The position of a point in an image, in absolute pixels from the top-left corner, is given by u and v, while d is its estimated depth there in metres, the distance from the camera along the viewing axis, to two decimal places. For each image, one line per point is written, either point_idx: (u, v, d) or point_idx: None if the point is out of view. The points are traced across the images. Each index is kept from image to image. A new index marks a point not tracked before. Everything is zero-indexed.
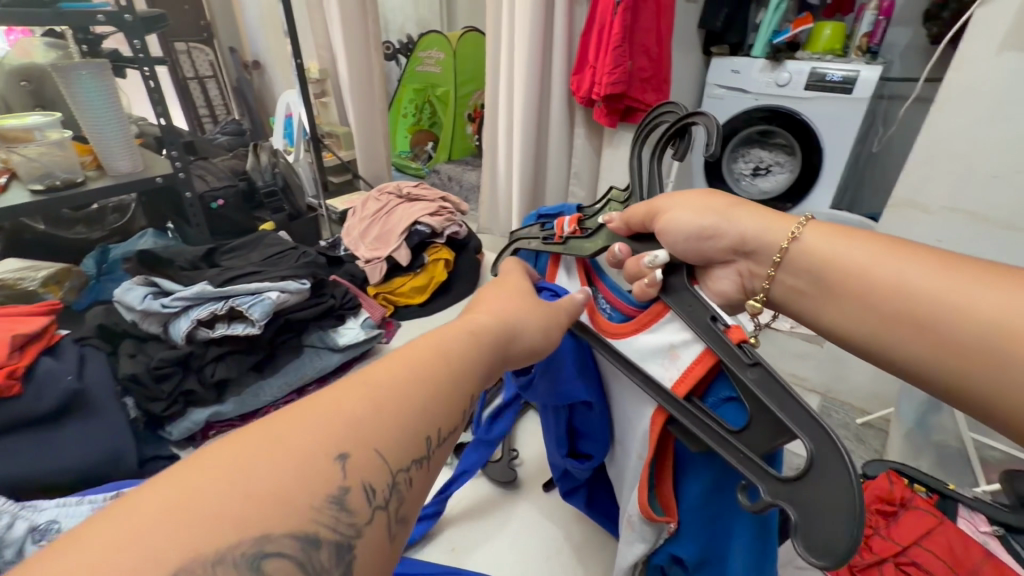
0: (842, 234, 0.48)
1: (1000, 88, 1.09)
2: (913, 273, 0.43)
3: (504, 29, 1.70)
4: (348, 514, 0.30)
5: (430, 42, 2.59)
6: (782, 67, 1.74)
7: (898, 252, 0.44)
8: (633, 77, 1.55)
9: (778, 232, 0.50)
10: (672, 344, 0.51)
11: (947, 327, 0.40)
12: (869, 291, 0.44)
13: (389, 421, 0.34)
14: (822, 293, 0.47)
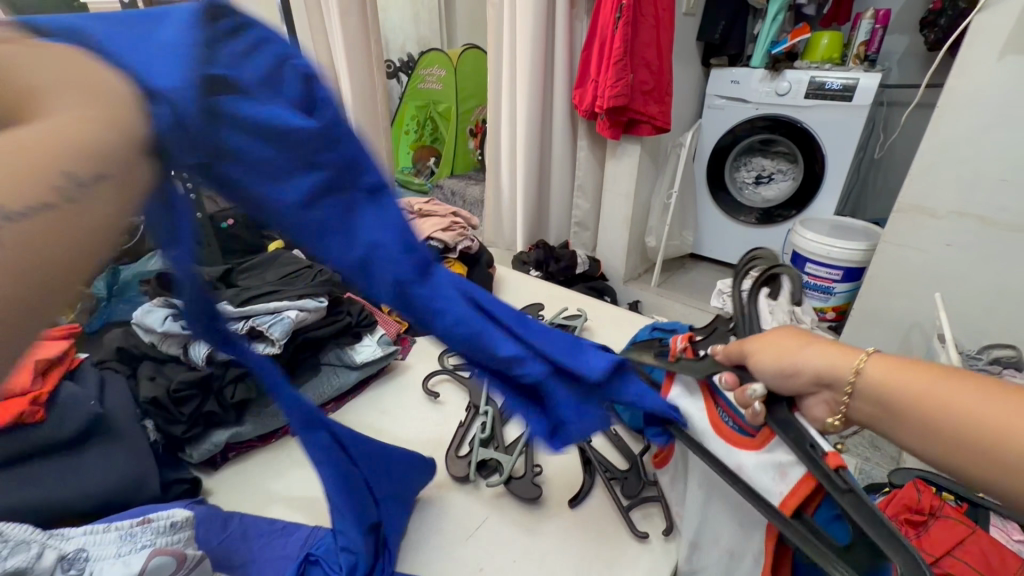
0: (905, 364, 0.47)
1: (1006, 92, 1.10)
2: (984, 412, 0.42)
3: (506, 44, 1.73)
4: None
5: (431, 60, 2.65)
6: (781, 77, 1.76)
7: (956, 380, 0.44)
8: (636, 89, 1.57)
9: (842, 363, 0.48)
10: (779, 463, 0.50)
11: (1013, 454, 0.40)
12: (937, 418, 0.43)
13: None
14: (892, 418, 0.46)
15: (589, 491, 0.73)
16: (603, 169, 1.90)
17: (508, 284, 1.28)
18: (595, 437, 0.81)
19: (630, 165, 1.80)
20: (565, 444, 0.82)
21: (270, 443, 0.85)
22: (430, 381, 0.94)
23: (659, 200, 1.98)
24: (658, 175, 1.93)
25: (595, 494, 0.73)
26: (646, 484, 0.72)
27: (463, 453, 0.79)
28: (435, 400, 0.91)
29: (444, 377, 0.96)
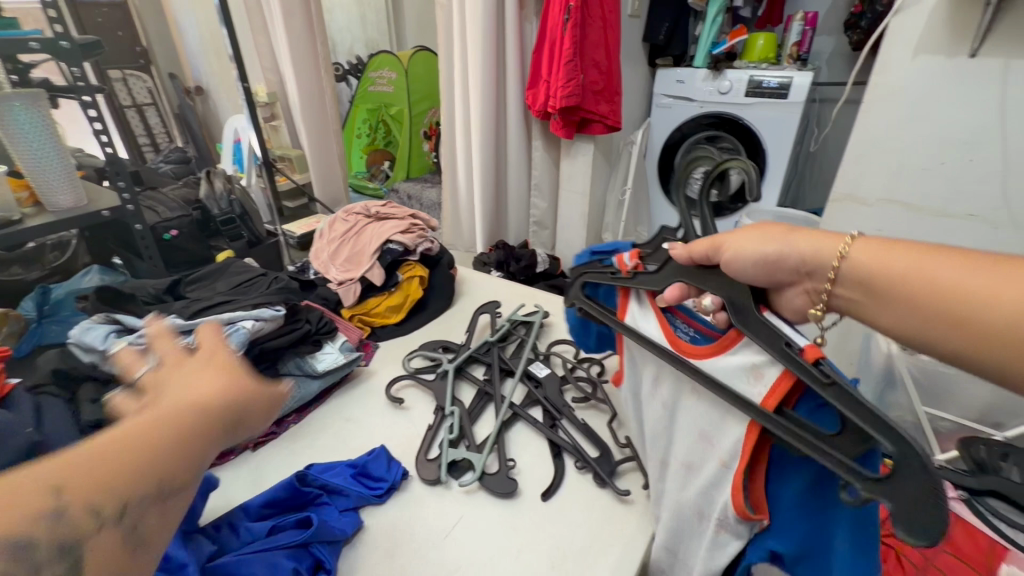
0: (885, 246, 0.51)
1: (922, 88, 1.19)
2: (958, 281, 0.46)
3: (457, 46, 1.73)
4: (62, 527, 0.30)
5: (380, 63, 2.61)
6: (722, 76, 1.84)
7: (933, 255, 0.48)
8: (587, 89, 1.60)
9: (826, 251, 0.52)
10: (756, 364, 0.55)
11: (978, 314, 0.45)
12: (914, 294, 0.48)
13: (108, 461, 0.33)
14: (871, 298, 0.50)
15: (562, 480, 0.74)
16: (558, 168, 1.93)
17: (470, 284, 1.29)
18: (566, 428, 0.82)
19: (584, 164, 1.84)
20: (534, 438, 0.82)
21: (230, 460, 0.80)
22: (393, 387, 0.93)
23: (614, 197, 2.03)
24: (612, 173, 1.98)
25: (569, 482, 0.74)
26: (617, 464, 0.75)
27: (433, 455, 0.78)
28: (400, 406, 0.89)
29: (408, 382, 0.95)
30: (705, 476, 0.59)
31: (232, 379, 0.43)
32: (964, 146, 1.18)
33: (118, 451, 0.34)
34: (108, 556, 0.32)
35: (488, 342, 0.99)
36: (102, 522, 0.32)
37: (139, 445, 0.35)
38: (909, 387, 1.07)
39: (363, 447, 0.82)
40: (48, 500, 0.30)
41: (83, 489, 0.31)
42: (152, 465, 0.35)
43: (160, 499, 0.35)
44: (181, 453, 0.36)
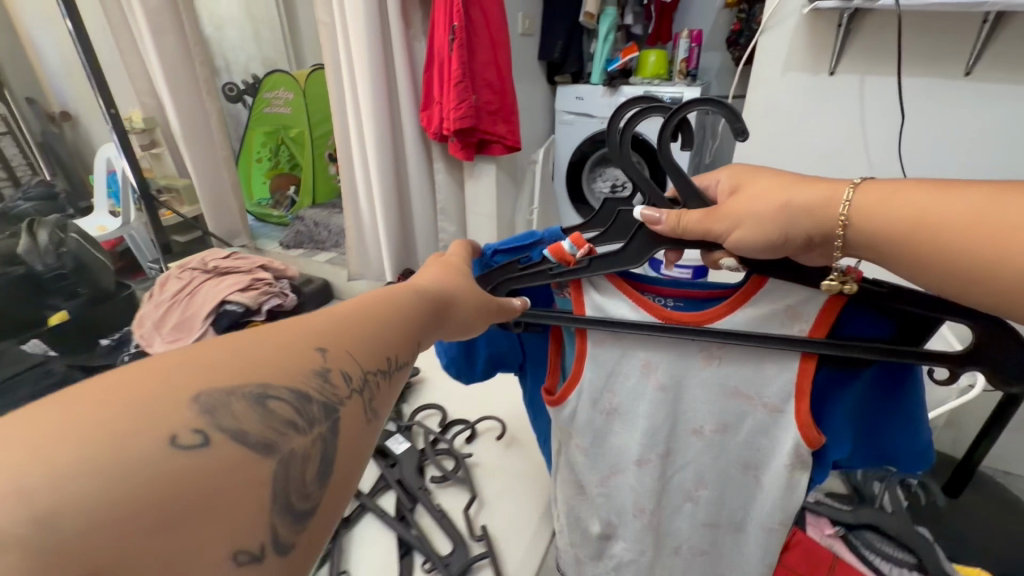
0: (894, 188, 0.40)
1: (791, 104, 1.24)
2: (1003, 218, 0.35)
3: (344, 69, 1.64)
4: (331, 386, 0.32)
5: (275, 83, 2.44)
6: (619, 93, 1.86)
7: (954, 189, 0.38)
8: (481, 110, 1.55)
9: (825, 213, 0.42)
10: (791, 304, 0.52)
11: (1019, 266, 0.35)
12: (940, 250, 0.37)
13: (352, 333, 0.36)
14: (892, 263, 0.41)
15: None
16: (463, 191, 1.86)
17: None
18: (422, 518, 0.68)
19: (488, 185, 1.78)
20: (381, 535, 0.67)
21: None
22: None
23: (523, 217, 1.99)
24: (518, 192, 1.93)
25: None
26: (472, 559, 0.62)
27: None
28: None
29: None
30: (748, 428, 0.57)
31: (463, 277, 0.51)
32: (832, 158, 1.24)
33: (353, 327, 0.37)
34: (354, 424, 0.33)
35: None
36: (349, 388, 0.33)
37: (363, 322, 0.38)
38: None
39: None
40: (315, 357, 0.33)
41: (338, 357, 0.34)
42: (370, 343, 0.37)
43: (382, 376, 0.36)
44: (389, 337, 0.38)
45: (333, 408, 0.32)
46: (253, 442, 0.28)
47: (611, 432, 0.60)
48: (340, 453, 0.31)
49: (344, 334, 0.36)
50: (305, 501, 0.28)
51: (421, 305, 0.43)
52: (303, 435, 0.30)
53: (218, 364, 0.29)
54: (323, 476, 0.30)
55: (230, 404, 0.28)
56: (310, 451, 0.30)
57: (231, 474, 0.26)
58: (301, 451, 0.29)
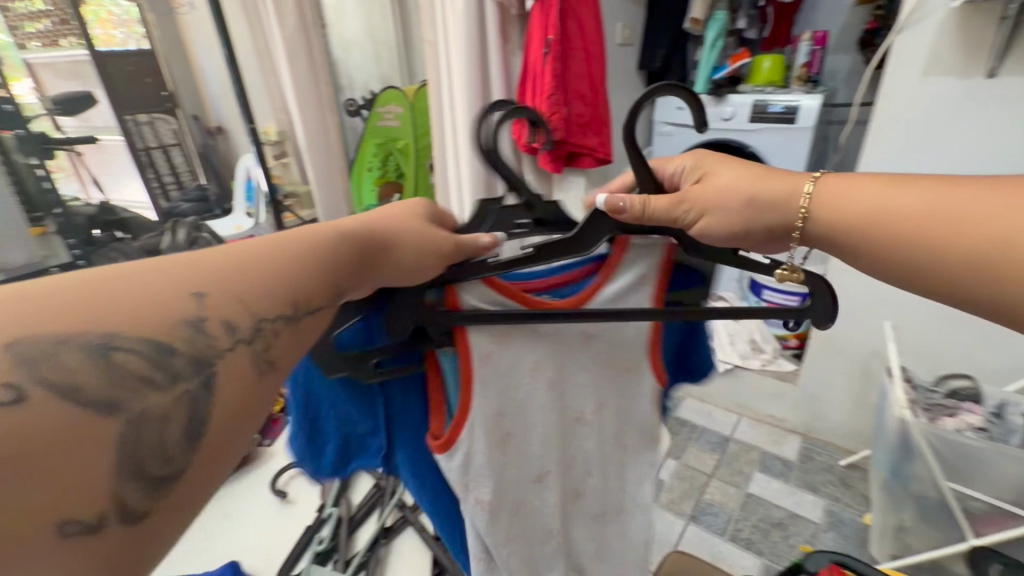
0: (853, 184, 0.45)
1: (931, 112, 1.06)
2: (941, 213, 0.41)
3: (444, 82, 1.71)
4: (209, 338, 0.30)
5: (387, 98, 2.55)
6: (725, 102, 1.74)
7: (906, 185, 0.43)
8: (572, 122, 1.53)
9: (787, 206, 0.47)
10: (638, 273, 0.57)
11: (951, 256, 0.41)
12: (890, 242, 0.43)
13: (244, 274, 0.33)
14: (844, 251, 0.47)
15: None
16: None
17: None
18: None
19: (578, 198, 1.76)
20: None
21: None
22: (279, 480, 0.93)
23: None
24: None
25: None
26: None
27: None
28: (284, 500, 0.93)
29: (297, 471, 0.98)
30: (625, 390, 0.63)
31: (402, 220, 0.47)
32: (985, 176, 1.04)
33: (240, 272, 0.33)
34: (240, 377, 0.31)
35: None
36: (234, 337, 0.31)
37: (261, 264, 0.34)
38: (930, 458, 0.89)
39: None
40: (188, 302, 0.30)
41: (221, 304, 0.31)
42: (262, 288, 0.33)
43: (289, 321, 0.34)
44: (298, 282, 0.35)
45: (211, 361, 0.29)
46: (86, 402, 0.25)
47: (517, 453, 0.57)
48: (222, 403, 0.30)
49: (228, 266, 0.33)
50: (168, 468, 0.26)
51: (344, 249, 0.40)
52: (161, 394, 0.27)
53: (73, 303, 0.27)
54: (194, 437, 0.28)
55: (59, 355, 0.25)
56: (174, 411, 0.27)
57: (51, 438, 0.23)
58: (159, 412, 0.27)
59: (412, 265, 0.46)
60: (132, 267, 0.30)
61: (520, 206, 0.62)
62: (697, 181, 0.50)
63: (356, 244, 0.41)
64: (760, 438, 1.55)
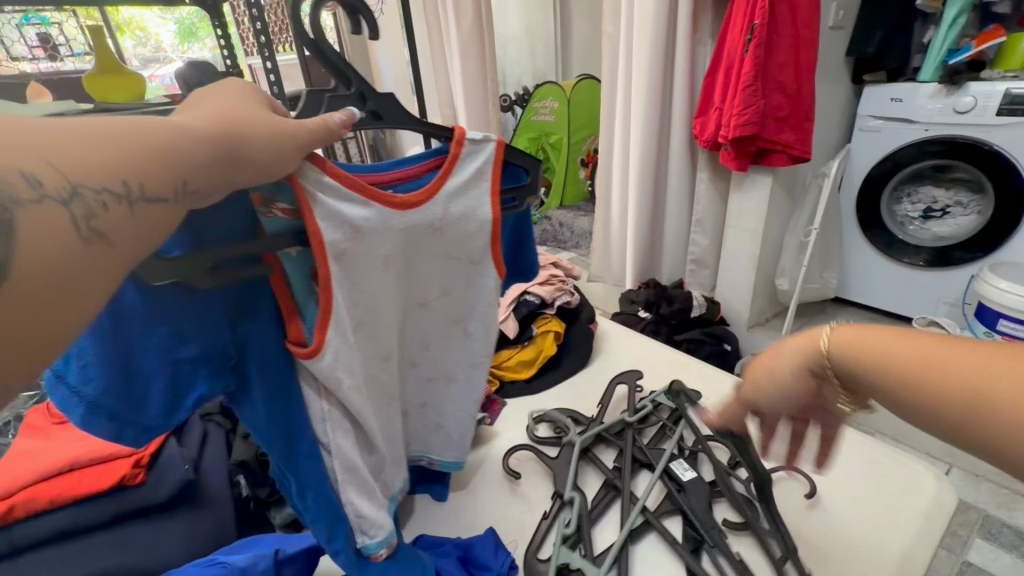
0: (867, 329, 0.43)
1: None
2: (938, 357, 0.37)
3: (619, 74, 1.66)
4: (29, 191, 0.27)
5: (544, 93, 2.58)
6: (962, 91, 1.45)
7: (918, 338, 0.40)
8: (767, 116, 1.39)
9: (812, 354, 0.47)
10: (476, 169, 0.58)
11: (977, 388, 0.34)
12: (902, 376, 0.39)
13: (88, 146, 0.30)
14: (874, 379, 0.41)
15: None
16: (726, 204, 1.72)
17: (613, 336, 1.11)
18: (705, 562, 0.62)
19: (760, 199, 1.60)
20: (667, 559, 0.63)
21: None
22: (512, 458, 0.81)
23: (795, 238, 1.73)
24: (794, 210, 1.70)
25: None
26: None
27: (544, 555, 0.64)
28: (515, 483, 0.77)
29: (528, 454, 0.82)
30: (467, 283, 0.63)
31: (251, 102, 0.41)
32: None
33: (58, 131, 0.29)
34: (46, 231, 0.27)
35: (621, 422, 0.81)
36: (38, 193, 0.27)
37: (93, 139, 0.31)
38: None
39: (478, 496, 0.76)
40: None
41: (13, 154, 0.27)
42: (76, 157, 0.29)
43: (118, 199, 0.30)
44: (117, 156, 0.31)
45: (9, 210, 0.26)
46: None
47: (372, 347, 0.56)
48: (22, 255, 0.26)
49: (98, 147, 0.31)
50: None
51: (194, 142, 0.34)
52: None
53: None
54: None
55: None
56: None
57: None
58: None
59: (273, 156, 0.39)
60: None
61: (352, 97, 0.54)
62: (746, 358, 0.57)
63: (221, 132, 0.36)
64: (981, 498, 1.28)
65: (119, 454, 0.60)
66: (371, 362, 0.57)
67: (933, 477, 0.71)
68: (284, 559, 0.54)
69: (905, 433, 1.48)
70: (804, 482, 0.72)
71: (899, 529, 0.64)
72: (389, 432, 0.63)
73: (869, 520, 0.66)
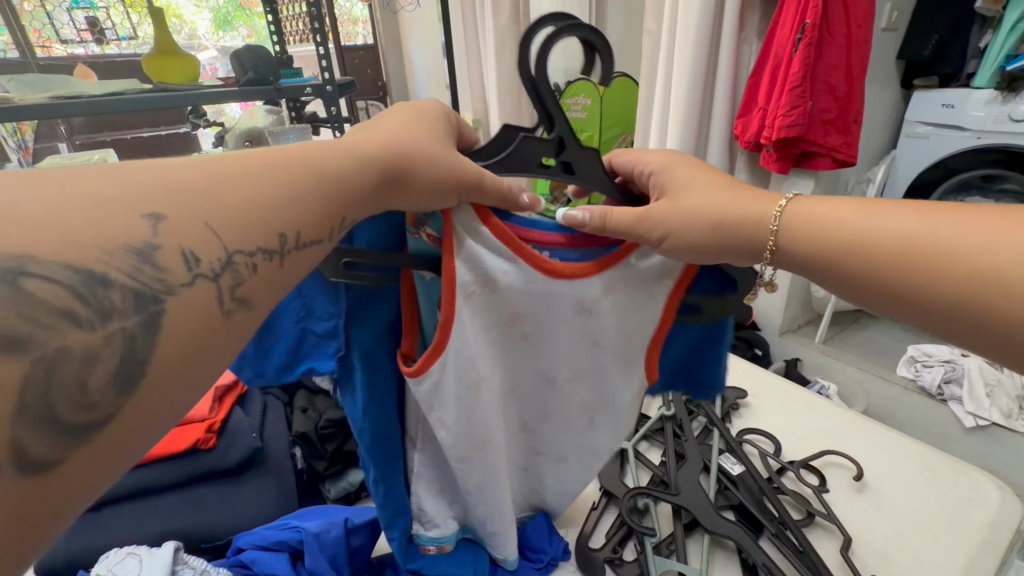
0: (821, 201, 0.49)
1: None
2: (914, 224, 0.43)
3: (659, 70, 1.64)
4: (155, 269, 0.28)
5: (578, 90, 2.36)
6: (1020, 99, 1.39)
7: (878, 207, 0.46)
8: (814, 118, 1.37)
9: (760, 215, 0.50)
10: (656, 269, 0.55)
11: (941, 253, 0.42)
12: (862, 247, 0.45)
13: (235, 199, 0.33)
14: (848, 251, 0.46)
15: None
16: None
17: None
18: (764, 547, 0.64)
19: None
20: (718, 548, 0.65)
21: None
22: None
23: None
24: None
25: None
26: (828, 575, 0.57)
27: (597, 545, 0.66)
28: None
29: None
30: (604, 372, 0.59)
31: (420, 134, 0.47)
32: None
33: (224, 183, 0.33)
34: (196, 312, 0.30)
35: (664, 418, 0.81)
36: (193, 272, 0.30)
37: (245, 184, 0.34)
38: None
39: None
40: (143, 226, 0.29)
41: (180, 230, 0.30)
42: (252, 211, 0.33)
43: (268, 256, 0.34)
44: (276, 204, 0.35)
45: (157, 300, 0.28)
46: (52, 307, 0.25)
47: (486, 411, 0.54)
48: (171, 337, 0.28)
49: (251, 191, 0.34)
50: (92, 415, 0.26)
51: (365, 173, 0.41)
52: (87, 329, 0.26)
53: (48, 193, 0.27)
54: (123, 383, 0.27)
55: None
56: (103, 351, 0.26)
57: None
58: (84, 351, 0.25)
59: (433, 194, 0.44)
60: (142, 172, 0.31)
61: (550, 145, 0.51)
62: (661, 191, 0.53)
63: (382, 170, 0.42)
64: None
65: (195, 421, 0.76)
66: (484, 428, 0.55)
67: (998, 490, 0.69)
68: (353, 528, 0.63)
69: (942, 444, 1.45)
70: (851, 467, 0.74)
71: (962, 537, 0.63)
72: (491, 502, 0.59)
73: (933, 527, 0.65)
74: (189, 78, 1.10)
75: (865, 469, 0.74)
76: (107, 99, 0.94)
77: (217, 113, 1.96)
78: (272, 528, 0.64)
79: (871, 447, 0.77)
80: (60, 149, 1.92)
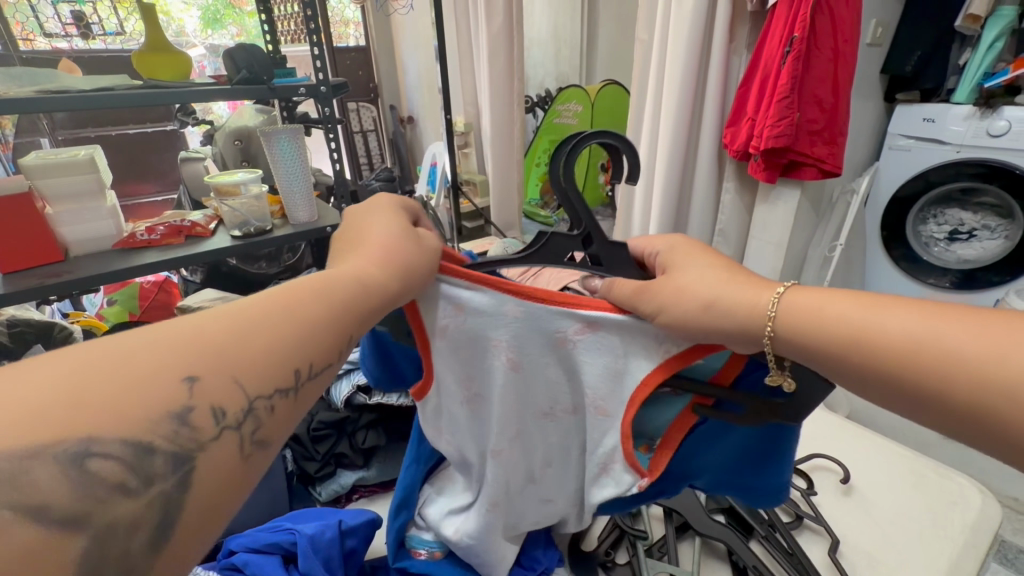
0: (821, 292, 0.40)
1: None
2: (926, 326, 0.35)
3: (650, 78, 1.66)
4: (190, 430, 0.29)
5: (568, 96, 2.45)
6: (997, 115, 1.45)
7: (887, 303, 0.38)
8: (802, 128, 1.39)
9: (753, 303, 0.42)
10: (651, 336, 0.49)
11: (963, 359, 0.33)
12: (871, 348, 0.37)
13: (255, 351, 0.33)
14: (855, 352, 0.37)
15: None
16: (751, 216, 1.72)
17: None
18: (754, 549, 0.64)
19: (786, 212, 1.60)
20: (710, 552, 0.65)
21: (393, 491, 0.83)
22: None
23: (819, 252, 1.74)
24: (818, 225, 1.70)
25: None
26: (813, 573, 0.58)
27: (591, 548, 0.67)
28: None
29: None
30: (587, 427, 0.56)
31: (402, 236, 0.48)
32: None
33: (247, 335, 0.34)
34: (224, 465, 0.30)
35: None
36: (221, 425, 0.31)
37: (261, 331, 0.34)
38: None
39: None
40: (181, 390, 0.30)
41: (213, 387, 0.31)
42: (272, 358, 0.34)
43: (286, 394, 0.34)
44: (287, 345, 0.35)
45: (190, 459, 0.29)
46: (98, 486, 0.26)
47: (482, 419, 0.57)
48: (201, 497, 0.29)
49: (268, 333, 0.34)
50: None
51: (371, 299, 0.41)
52: (130, 501, 0.27)
53: (91, 376, 0.28)
54: (159, 542, 0.27)
55: (17, 475, 0.24)
56: (143, 519, 0.27)
57: (12, 561, 0.22)
58: (129, 521, 0.26)
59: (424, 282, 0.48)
60: (171, 329, 0.32)
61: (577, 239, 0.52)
62: (663, 272, 0.49)
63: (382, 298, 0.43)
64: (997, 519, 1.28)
65: None
66: (478, 437, 0.58)
67: (978, 492, 0.71)
68: (347, 530, 0.63)
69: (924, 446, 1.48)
70: (839, 472, 0.76)
71: (946, 539, 0.64)
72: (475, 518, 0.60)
73: (918, 530, 0.66)
74: (180, 74, 1.09)
75: (853, 474, 0.75)
76: (96, 94, 0.92)
77: (203, 111, 1.93)
78: (265, 530, 0.63)
79: (856, 452, 0.79)
80: (42, 145, 1.86)
